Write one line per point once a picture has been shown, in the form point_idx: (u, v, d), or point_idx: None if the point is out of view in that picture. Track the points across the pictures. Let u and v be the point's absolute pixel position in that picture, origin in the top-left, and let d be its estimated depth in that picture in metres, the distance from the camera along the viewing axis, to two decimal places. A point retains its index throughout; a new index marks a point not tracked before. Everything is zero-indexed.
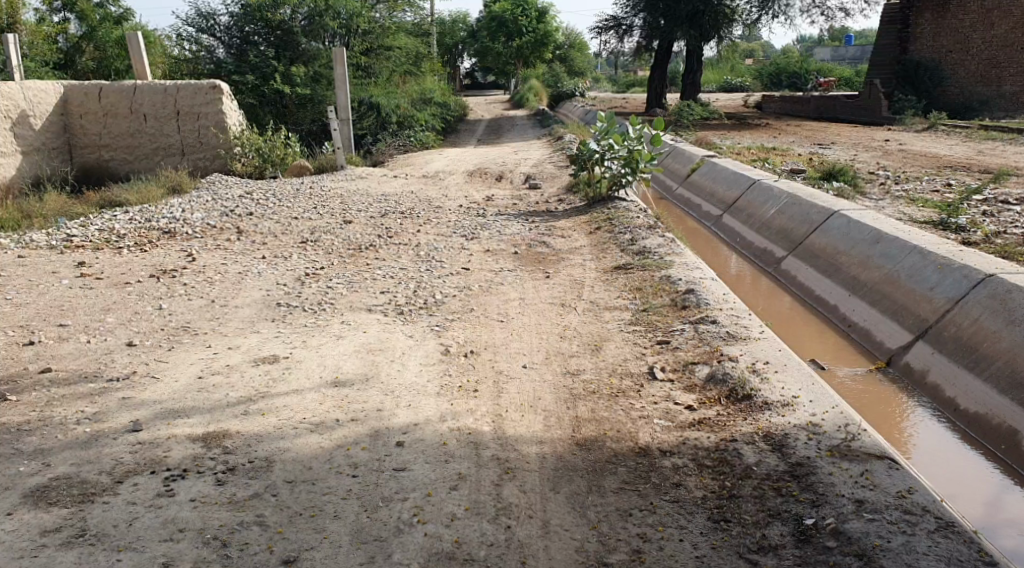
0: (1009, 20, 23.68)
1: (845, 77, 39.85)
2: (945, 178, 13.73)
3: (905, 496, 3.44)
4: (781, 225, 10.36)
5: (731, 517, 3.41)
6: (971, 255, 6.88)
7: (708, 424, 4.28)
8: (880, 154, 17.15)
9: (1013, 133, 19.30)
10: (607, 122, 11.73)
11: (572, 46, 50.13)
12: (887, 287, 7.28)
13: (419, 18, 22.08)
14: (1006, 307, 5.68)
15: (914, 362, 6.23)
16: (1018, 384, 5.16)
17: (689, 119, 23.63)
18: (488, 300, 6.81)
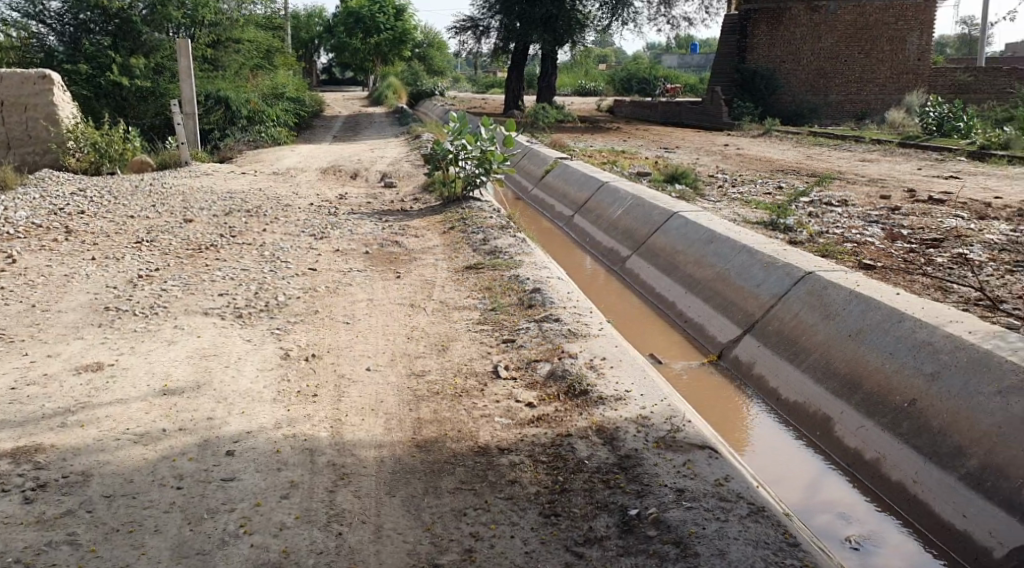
0: (834, 33, 25.67)
1: (690, 84, 41.84)
2: (777, 181, 14.62)
3: (722, 484, 3.61)
4: (626, 225, 10.72)
5: (561, 511, 3.46)
6: (794, 254, 7.34)
7: (547, 420, 4.38)
8: (721, 158, 18.09)
9: (837, 140, 20.81)
10: (459, 122, 11.76)
11: (431, 45, 50.14)
12: (719, 285, 7.66)
13: (270, 11, 21.45)
14: (822, 303, 6.09)
15: (742, 355, 6.60)
16: (830, 373, 5.54)
17: (545, 121, 24.11)
18: (334, 301, 6.70)
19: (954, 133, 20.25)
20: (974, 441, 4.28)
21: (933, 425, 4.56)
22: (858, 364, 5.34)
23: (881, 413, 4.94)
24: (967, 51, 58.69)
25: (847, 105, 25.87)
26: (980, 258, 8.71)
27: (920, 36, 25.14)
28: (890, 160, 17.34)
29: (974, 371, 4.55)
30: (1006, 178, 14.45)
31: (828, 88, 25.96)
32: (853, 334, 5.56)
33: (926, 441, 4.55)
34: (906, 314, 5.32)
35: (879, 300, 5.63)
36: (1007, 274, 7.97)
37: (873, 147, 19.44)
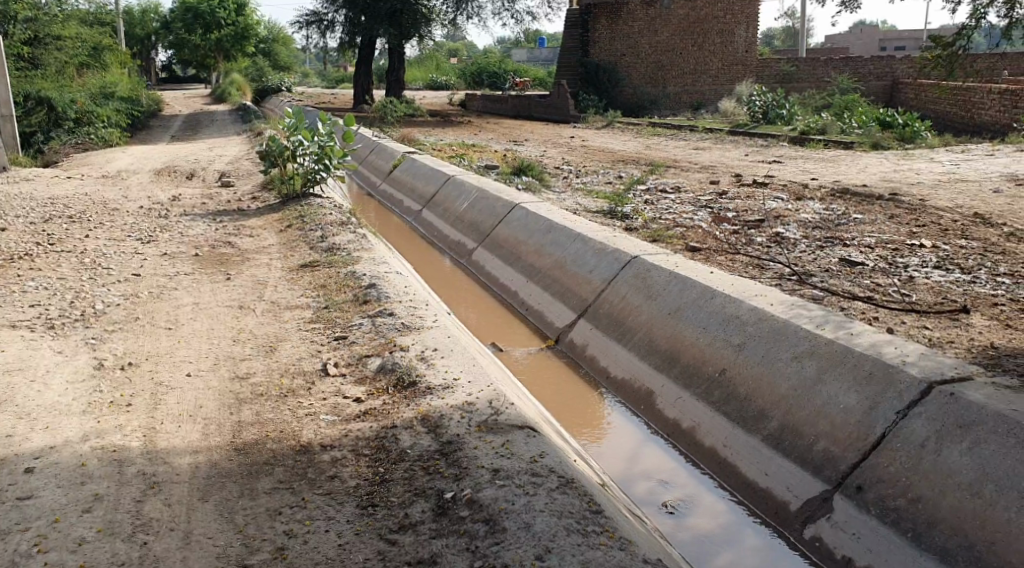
0: (668, 27, 26.75)
1: (539, 77, 42.53)
2: (617, 170, 15.10)
3: (537, 461, 3.74)
4: (471, 218, 10.82)
5: (378, 502, 3.48)
6: (623, 239, 7.63)
7: (373, 414, 4.38)
8: (566, 149, 18.50)
9: (675, 129, 21.73)
10: (294, 118, 11.42)
11: (276, 40, 48.80)
12: (556, 272, 7.88)
13: (75, 9, 20.79)
14: (645, 284, 6.38)
15: (576, 338, 6.82)
16: (653, 350, 5.82)
17: (393, 116, 23.83)
18: (159, 307, 6.44)
19: (778, 120, 21.54)
20: (774, 404, 4.61)
21: (740, 392, 4.87)
22: (676, 340, 5.63)
23: (696, 383, 5.23)
24: (791, 44, 62.81)
25: (683, 97, 27.04)
26: (795, 236, 9.32)
27: (747, 29, 26.77)
28: (722, 148, 18.24)
29: (774, 339, 4.90)
30: (823, 162, 15.52)
31: (665, 80, 27.00)
32: (672, 312, 5.85)
33: (734, 407, 4.86)
34: (717, 290, 5.64)
35: (694, 279, 5.95)
36: (817, 250, 8.57)
37: (707, 135, 20.39)
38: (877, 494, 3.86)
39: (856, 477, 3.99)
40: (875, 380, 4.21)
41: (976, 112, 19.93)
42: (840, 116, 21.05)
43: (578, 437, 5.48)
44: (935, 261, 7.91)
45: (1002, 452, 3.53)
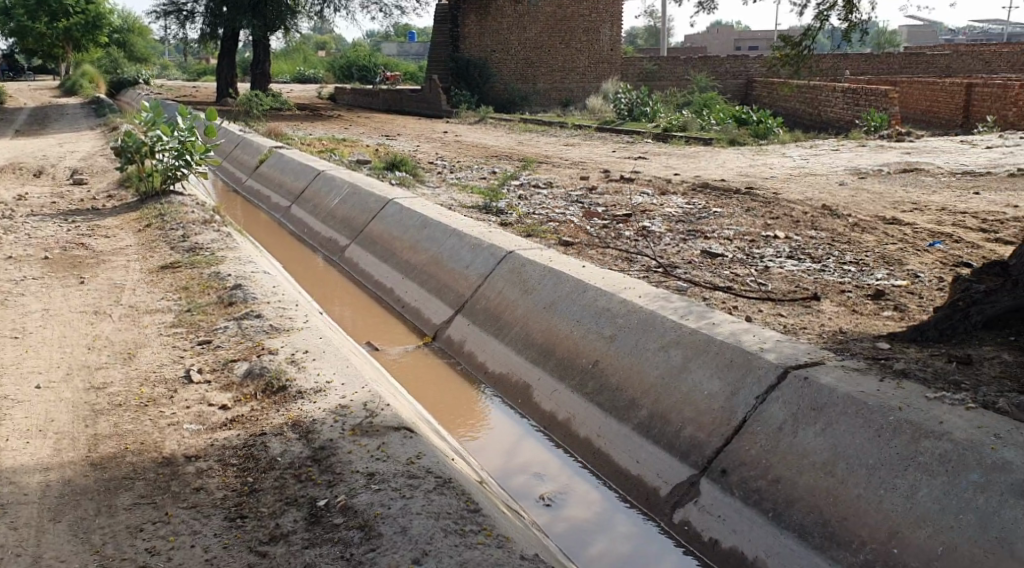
0: (537, 24, 27.04)
1: (410, 71, 42.15)
2: (490, 166, 15.15)
3: (413, 462, 3.71)
4: (343, 215, 10.63)
5: (247, 513, 3.36)
6: (498, 234, 7.68)
7: (241, 421, 4.22)
8: (439, 144, 18.43)
9: (546, 126, 22.00)
10: (152, 112, 10.89)
11: (132, 29, 46.36)
12: (431, 268, 7.84)
13: None
14: (521, 279, 6.44)
15: (453, 334, 6.81)
16: (529, 344, 5.88)
17: (258, 109, 23.07)
18: (3, 314, 6.00)
19: (643, 117, 22.19)
20: (644, 393, 4.74)
21: (612, 382, 4.99)
22: (551, 333, 5.71)
23: (571, 375, 5.32)
24: (653, 42, 64.76)
25: (553, 93, 27.42)
26: (660, 229, 9.63)
27: (612, 27, 27.43)
28: (590, 143, 18.64)
29: (643, 330, 5.04)
30: (685, 157, 16.11)
31: (535, 77, 27.28)
32: (547, 306, 5.93)
33: (607, 397, 4.97)
34: (589, 283, 5.76)
35: (567, 272, 6.05)
36: (681, 243, 8.88)
37: (576, 131, 20.79)
38: (740, 476, 4.03)
39: (720, 462, 4.16)
40: (736, 366, 4.40)
41: (822, 110, 21.18)
42: (701, 113, 21.86)
43: (453, 434, 5.48)
44: (789, 252, 8.34)
45: (851, 432, 3.75)
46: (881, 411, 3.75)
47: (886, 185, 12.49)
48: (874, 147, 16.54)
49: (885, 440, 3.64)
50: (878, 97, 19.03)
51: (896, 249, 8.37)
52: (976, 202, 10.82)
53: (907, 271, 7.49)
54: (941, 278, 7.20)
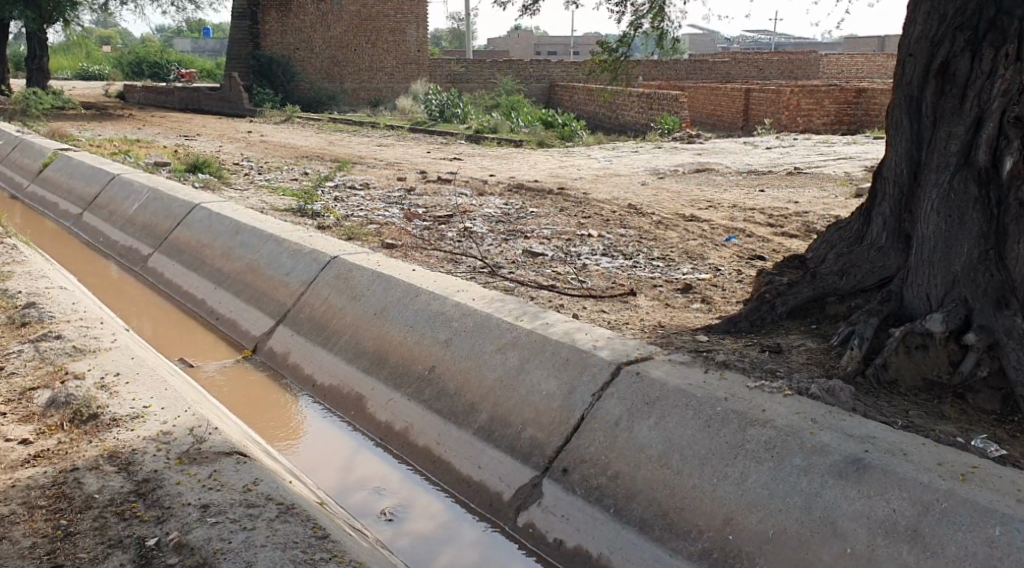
0: (341, 24, 26.45)
1: (207, 68, 40.13)
2: (301, 167, 14.68)
3: (251, 490, 3.49)
4: (144, 221, 9.89)
5: (64, 561, 3.01)
6: (319, 238, 7.44)
7: (46, 456, 3.79)
8: (244, 145, 17.63)
9: (355, 126, 21.60)
10: None
11: None
12: (247, 276, 7.46)
13: None
14: (348, 285, 6.25)
15: (276, 346, 6.50)
16: (359, 352, 5.71)
17: (37, 107, 21.12)
18: None
19: (453, 119, 22.31)
20: (482, 397, 4.71)
21: (449, 387, 4.93)
22: (382, 340, 5.59)
23: (406, 384, 5.21)
24: (457, 45, 65.43)
25: (360, 93, 26.99)
26: (481, 230, 9.67)
27: (417, 29, 27.43)
28: (403, 145, 18.51)
29: (478, 333, 5.03)
30: (497, 158, 16.33)
31: (342, 76, 26.73)
32: (377, 313, 5.79)
33: (445, 404, 4.90)
34: (420, 288, 5.69)
35: (397, 277, 5.95)
36: (503, 243, 8.97)
37: (386, 132, 20.57)
38: (580, 474, 4.01)
39: (560, 461, 4.13)
40: (571, 366, 4.46)
41: (620, 114, 22.25)
42: (509, 115, 22.29)
43: (283, 452, 5.22)
44: (602, 250, 8.61)
45: (683, 424, 3.81)
46: (710, 403, 3.84)
47: (685, 184, 13.24)
48: (670, 148, 17.51)
49: (714, 431, 3.70)
50: (671, 101, 20.16)
51: (697, 244, 8.87)
52: (762, 199, 11.69)
53: (710, 266, 7.94)
54: (740, 271, 7.68)
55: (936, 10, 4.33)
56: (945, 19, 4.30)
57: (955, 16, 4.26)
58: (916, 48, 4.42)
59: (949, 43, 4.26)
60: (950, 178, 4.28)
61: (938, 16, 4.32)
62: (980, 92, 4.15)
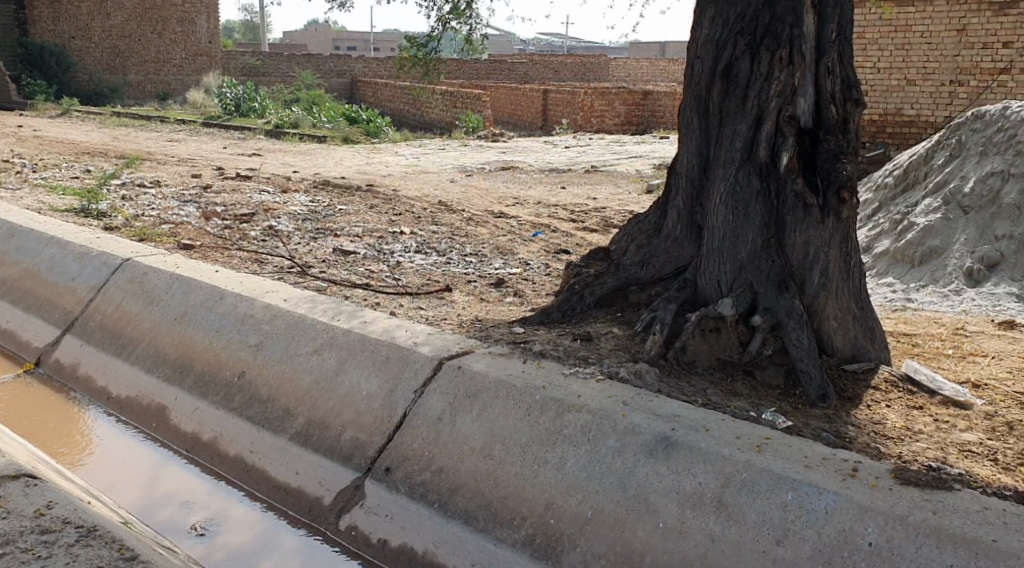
0: (122, 12, 24.63)
1: None
2: (83, 164, 13.56)
3: (44, 515, 3.19)
4: None
5: None
6: (108, 240, 6.91)
7: None
8: (13, 140, 16.04)
9: (143, 120, 20.24)
10: None
11: None
12: (25, 282, 6.79)
13: None
14: (143, 289, 5.86)
15: (63, 358, 5.96)
16: (159, 360, 5.37)
17: None
18: None
19: (251, 114, 21.42)
20: (298, 401, 4.57)
21: (262, 393, 4.75)
22: (185, 347, 5.29)
23: (214, 391, 4.96)
24: (252, 38, 62.88)
25: (147, 86, 25.31)
26: (288, 228, 9.36)
27: (208, 19, 26.12)
28: (197, 140, 17.54)
29: (290, 336, 4.87)
30: (300, 155, 15.85)
31: (126, 67, 24.93)
32: (178, 317, 5.47)
33: (257, 410, 4.70)
34: (226, 291, 5.44)
35: (199, 280, 5.65)
36: (311, 242, 8.72)
37: (178, 127, 19.43)
38: (404, 472, 3.97)
39: (384, 460, 4.07)
40: (391, 364, 4.40)
41: (424, 112, 22.42)
42: (310, 111, 21.70)
43: (75, 471, 4.79)
44: (414, 247, 8.59)
45: (503, 414, 3.85)
46: (528, 392, 3.89)
47: (490, 181, 13.47)
48: (474, 146, 17.75)
49: (534, 419, 3.75)
50: (473, 100, 20.44)
51: (507, 240, 9.05)
52: (564, 196, 12.11)
53: (520, 260, 8.12)
54: (548, 265, 7.92)
55: (719, 15, 4.62)
56: (727, 24, 4.59)
57: (736, 21, 4.57)
58: (703, 51, 4.69)
59: (731, 47, 4.58)
60: (736, 172, 4.59)
61: (721, 21, 4.61)
62: (760, 92, 4.48)
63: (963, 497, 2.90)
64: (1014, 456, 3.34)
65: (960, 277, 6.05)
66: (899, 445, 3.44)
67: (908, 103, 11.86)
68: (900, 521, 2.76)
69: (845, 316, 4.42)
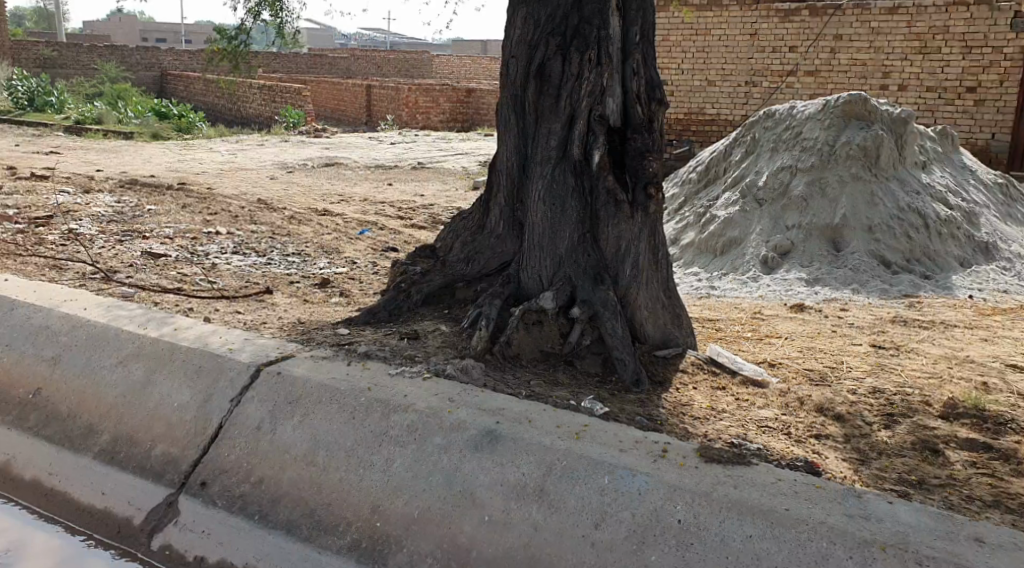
0: None
1: None
2: None
3: None
4: None
5: None
6: None
7: None
8: None
9: None
10: None
11: None
12: None
13: None
14: None
15: None
16: None
17: None
18: None
19: (47, 109, 19.80)
20: (103, 416, 4.28)
21: (62, 410, 4.41)
22: None
23: (5, 410, 4.55)
24: (47, 26, 58.11)
25: None
26: (91, 231, 8.71)
27: None
28: None
29: (92, 348, 4.55)
30: (104, 152, 14.82)
31: None
32: None
33: (56, 429, 4.36)
34: (17, 301, 5.01)
35: None
36: (117, 245, 8.16)
37: None
38: (222, 485, 3.80)
39: (199, 474, 3.88)
40: (205, 373, 4.19)
41: (243, 106, 21.63)
42: (114, 105, 20.34)
43: None
44: (232, 247, 8.24)
45: (326, 418, 3.76)
46: (352, 394, 3.81)
47: (312, 178, 13.14)
48: (296, 142, 17.27)
49: (358, 421, 3.69)
50: (292, 95, 19.89)
51: (331, 238, 8.86)
52: (389, 193, 12.01)
53: (345, 259, 7.97)
54: (375, 263, 7.82)
55: (531, 16, 4.71)
56: (539, 25, 4.70)
57: (546, 22, 4.69)
58: (517, 50, 4.74)
59: (543, 47, 4.68)
60: (552, 170, 4.70)
61: (532, 22, 4.71)
62: (572, 92, 4.60)
63: (760, 471, 3.11)
64: (805, 429, 3.62)
65: (757, 265, 6.50)
66: (706, 424, 3.66)
67: (708, 103, 12.88)
68: (705, 498, 2.93)
69: (655, 305, 4.66)
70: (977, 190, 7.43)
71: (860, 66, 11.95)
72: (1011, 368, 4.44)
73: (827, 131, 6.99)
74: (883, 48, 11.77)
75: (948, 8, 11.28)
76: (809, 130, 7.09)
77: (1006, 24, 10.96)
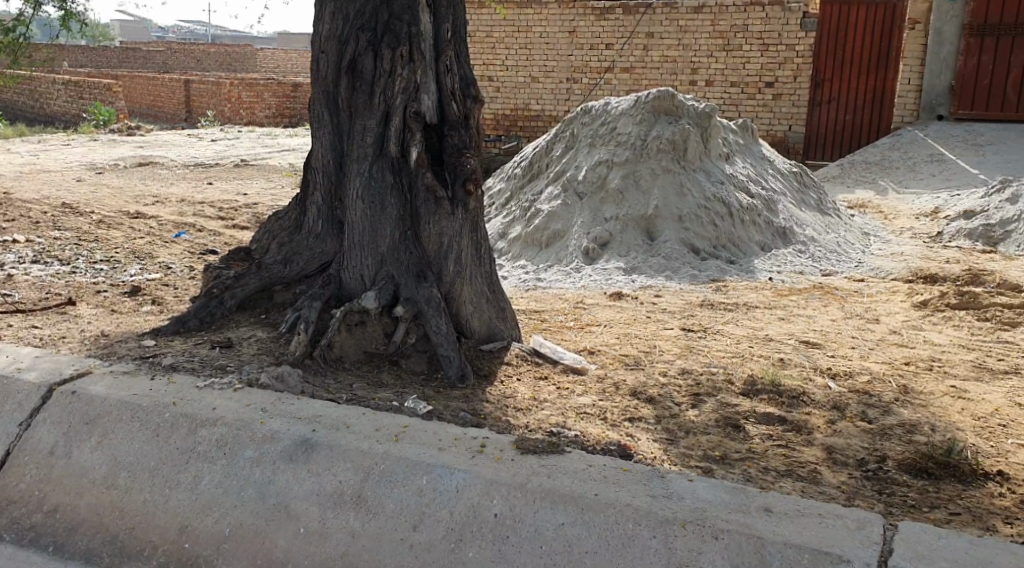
0: None
1: None
2: None
3: None
4: None
5: None
6: None
7: None
8: None
9: None
10: None
11: None
12: None
13: None
14: None
15: None
16: None
17: None
18: None
19: None
20: None
21: None
22: None
23: None
24: None
25: None
26: None
27: None
28: None
29: None
30: None
31: None
32: None
33: None
34: None
35: None
36: None
37: None
38: (11, 516, 3.51)
39: None
40: None
41: (46, 103, 20.08)
42: None
43: None
44: (30, 256, 7.60)
45: (127, 438, 3.54)
46: (155, 410, 3.60)
47: (124, 179, 12.36)
48: (105, 141, 16.19)
49: (163, 439, 3.49)
50: (100, 90, 18.65)
51: (144, 243, 8.36)
52: (210, 192, 11.48)
53: (158, 264, 7.54)
54: (192, 267, 7.45)
55: (340, 10, 4.62)
56: (348, 20, 4.62)
57: (356, 17, 4.61)
58: (327, 46, 4.65)
59: (353, 42, 4.59)
60: (370, 167, 4.62)
61: (341, 17, 4.63)
62: (385, 89, 4.55)
63: (572, 458, 3.20)
64: (620, 413, 3.76)
65: (579, 256, 6.69)
66: (526, 415, 3.72)
67: (533, 99, 14.01)
68: (519, 490, 2.98)
69: (479, 300, 4.68)
70: (774, 179, 7.97)
71: (670, 62, 13.26)
72: (804, 344, 4.79)
73: (639, 127, 7.32)
74: (691, 45, 13.11)
75: (746, 8, 12.71)
76: (623, 125, 7.40)
77: (796, 23, 12.56)
